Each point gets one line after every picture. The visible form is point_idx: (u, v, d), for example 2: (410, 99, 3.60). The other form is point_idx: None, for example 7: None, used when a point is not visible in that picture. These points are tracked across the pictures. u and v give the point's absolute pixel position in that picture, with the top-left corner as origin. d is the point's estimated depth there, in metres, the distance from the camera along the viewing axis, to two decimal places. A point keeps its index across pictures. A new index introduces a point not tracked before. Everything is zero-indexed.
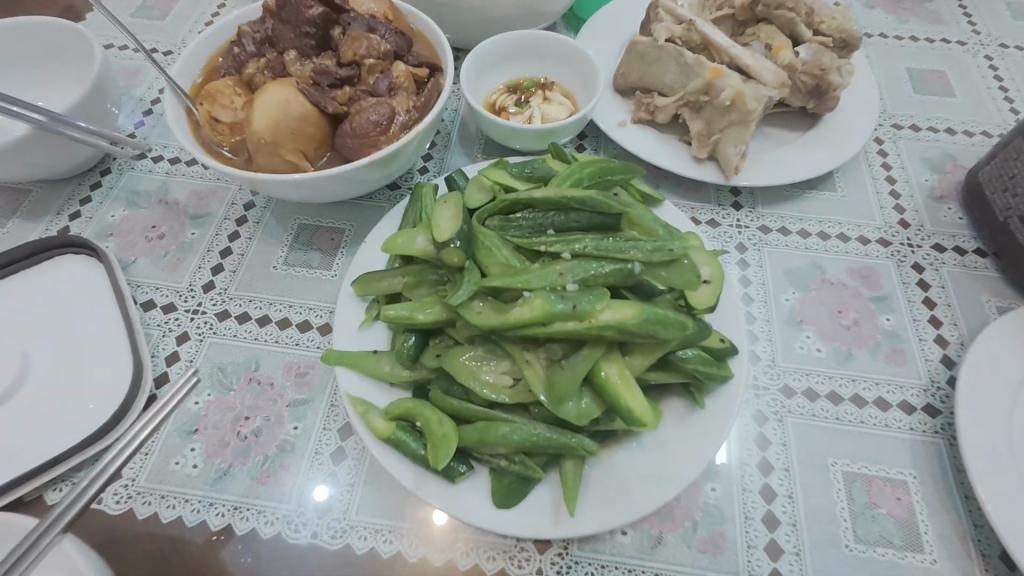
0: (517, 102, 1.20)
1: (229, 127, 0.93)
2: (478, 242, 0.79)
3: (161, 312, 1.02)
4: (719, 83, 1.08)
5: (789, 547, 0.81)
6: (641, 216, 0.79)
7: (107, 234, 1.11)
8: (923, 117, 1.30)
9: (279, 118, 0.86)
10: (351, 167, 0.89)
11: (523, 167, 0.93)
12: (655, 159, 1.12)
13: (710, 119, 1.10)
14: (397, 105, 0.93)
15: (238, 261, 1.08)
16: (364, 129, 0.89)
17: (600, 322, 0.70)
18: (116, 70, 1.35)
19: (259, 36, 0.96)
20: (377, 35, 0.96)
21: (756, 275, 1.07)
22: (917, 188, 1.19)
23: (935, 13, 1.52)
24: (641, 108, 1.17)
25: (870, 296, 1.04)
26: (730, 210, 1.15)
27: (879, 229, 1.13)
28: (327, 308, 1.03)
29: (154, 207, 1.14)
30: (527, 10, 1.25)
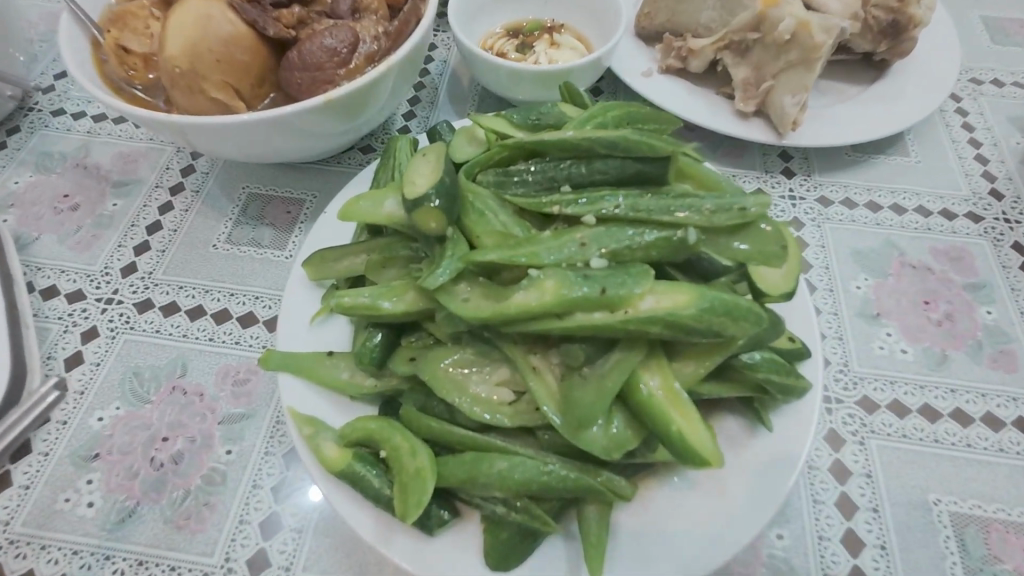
0: (518, 48, 1.00)
1: (143, 59, 0.72)
2: (467, 203, 0.57)
3: (64, 302, 0.80)
4: (774, 15, 0.86)
5: None
6: (692, 165, 0.57)
7: (6, 205, 0.89)
8: (1006, 71, 1.08)
9: (200, 39, 0.64)
10: (299, 107, 0.67)
11: (526, 112, 0.71)
12: (690, 114, 0.90)
13: (760, 63, 0.89)
14: (362, 30, 0.71)
15: (168, 238, 0.86)
16: (316, 58, 0.67)
17: (640, 314, 0.48)
18: (37, 13, 1.13)
19: None
20: None
21: (818, 257, 0.86)
22: (1007, 152, 0.97)
23: None
24: (671, 54, 0.95)
25: (963, 283, 0.83)
26: (781, 178, 0.94)
27: (966, 202, 0.91)
28: (278, 298, 0.81)
29: (69, 173, 0.92)
30: None
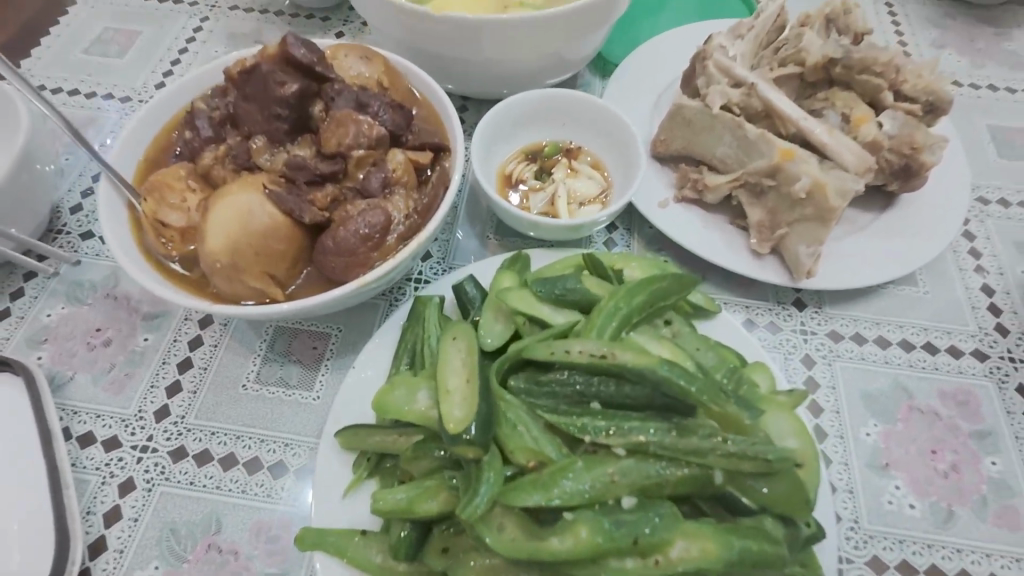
0: (538, 175, 1.02)
1: (180, 233, 0.74)
2: (500, 417, 0.60)
3: (101, 451, 0.83)
4: (792, 170, 0.87)
5: None
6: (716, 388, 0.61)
7: (40, 340, 0.92)
8: (1013, 189, 1.11)
9: (240, 235, 0.66)
10: (334, 294, 0.69)
11: (551, 287, 0.74)
12: (705, 252, 0.92)
13: (774, 207, 0.90)
14: (393, 208, 0.73)
15: (199, 378, 0.89)
16: (349, 244, 0.69)
17: (671, 562, 0.51)
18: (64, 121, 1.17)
19: (218, 115, 0.76)
20: (369, 113, 0.77)
21: (828, 400, 0.89)
22: (1013, 282, 1.00)
23: (1014, 55, 1.32)
24: (687, 184, 0.98)
25: (969, 430, 0.86)
26: (793, 310, 0.97)
27: (972, 338, 0.94)
28: (307, 444, 0.84)
29: (100, 304, 0.95)
30: (549, 63, 1.00)
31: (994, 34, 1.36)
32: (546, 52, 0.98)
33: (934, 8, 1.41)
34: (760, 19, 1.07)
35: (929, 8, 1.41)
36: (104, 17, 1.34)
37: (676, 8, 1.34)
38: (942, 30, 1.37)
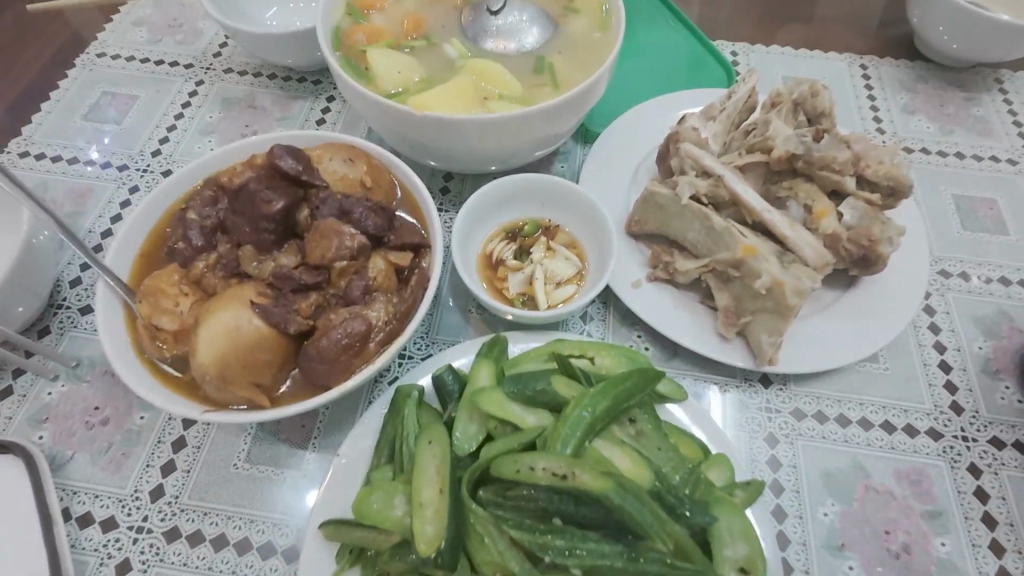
0: (517, 254, 1.06)
1: (172, 335, 0.78)
2: (472, 531, 0.68)
3: (99, 531, 0.87)
4: (754, 264, 0.92)
5: None
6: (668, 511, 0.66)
7: (41, 418, 0.96)
8: (974, 262, 1.16)
9: (229, 350, 0.71)
10: (317, 400, 0.74)
11: (522, 387, 0.80)
12: (675, 335, 0.97)
13: (739, 295, 0.95)
14: (373, 314, 0.77)
15: (192, 457, 0.93)
16: (330, 353, 0.74)
17: None
18: (63, 191, 1.21)
19: (209, 224, 0.81)
20: (351, 219, 0.82)
21: (789, 479, 0.93)
22: (970, 358, 1.05)
23: (982, 121, 1.37)
24: (659, 266, 1.03)
25: (921, 510, 0.91)
26: (758, 386, 1.01)
27: (928, 416, 0.99)
28: (294, 524, 0.88)
29: (99, 381, 1.00)
30: (532, 144, 1.02)
31: (964, 98, 1.41)
32: (529, 138, 1.00)
33: (907, 71, 1.46)
34: (731, 101, 1.11)
35: (902, 72, 1.46)
36: (102, 81, 1.39)
37: (660, 75, 1.41)
38: (913, 94, 1.42)
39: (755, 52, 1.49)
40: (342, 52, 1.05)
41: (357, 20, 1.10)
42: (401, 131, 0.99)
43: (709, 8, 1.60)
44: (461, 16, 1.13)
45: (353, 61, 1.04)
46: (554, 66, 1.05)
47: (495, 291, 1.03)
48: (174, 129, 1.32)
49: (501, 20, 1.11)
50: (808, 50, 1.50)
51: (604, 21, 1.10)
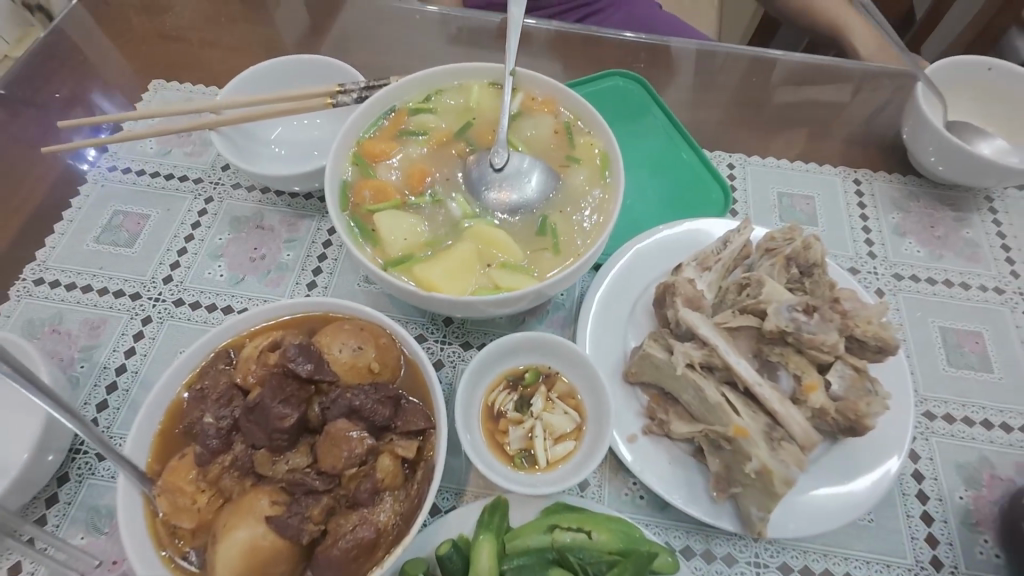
0: (519, 404, 1.10)
1: (190, 532, 0.83)
2: None
3: None
4: (743, 442, 0.95)
5: None
6: None
7: (62, 574, 1.00)
8: (958, 402, 1.20)
9: (244, 566, 0.76)
10: None
11: None
12: (668, 497, 1.01)
13: (730, 463, 0.99)
14: (381, 517, 0.81)
15: None
16: (341, 564, 0.78)
17: None
18: (79, 322, 1.25)
19: (225, 423, 0.86)
20: (359, 417, 0.85)
21: None
22: (951, 509, 1.09)
23: (970, 244, 1.41)
24: (654, 420, 1.07)
25: None
26: (748, 540, 1.04)
27: (910, 572, 1.03)
28: None
29: (115, 533, 1.04)
30: (538, 297, 1.03)
31: (954, 217, 1.44)
32: (535, 295, 1.01)
33: (898, 187, 1.49)
34: (726, 250, 1.15)
35: (894, 187, 1.49)
36: (114, 197, 1.42)
37: (657, 196, 1.44)
38: (904, 213, 1.45)
39: (751, 165, 1.52)
40: (349, 210, 1.09)
41: (365, 171, 1.13)
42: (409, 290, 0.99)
43: (709, 109, 1.61)
44: (465, 164, 1.17)
45: (359, 221, 1.08)
46: (556, 226, 1.10)
47: (495, 444, 1.07)
48: (185, 251, 1.35)
49: (503, 169, 1.14)
50: (803, 163, 1.53)
51: (605, 174, 1.13)
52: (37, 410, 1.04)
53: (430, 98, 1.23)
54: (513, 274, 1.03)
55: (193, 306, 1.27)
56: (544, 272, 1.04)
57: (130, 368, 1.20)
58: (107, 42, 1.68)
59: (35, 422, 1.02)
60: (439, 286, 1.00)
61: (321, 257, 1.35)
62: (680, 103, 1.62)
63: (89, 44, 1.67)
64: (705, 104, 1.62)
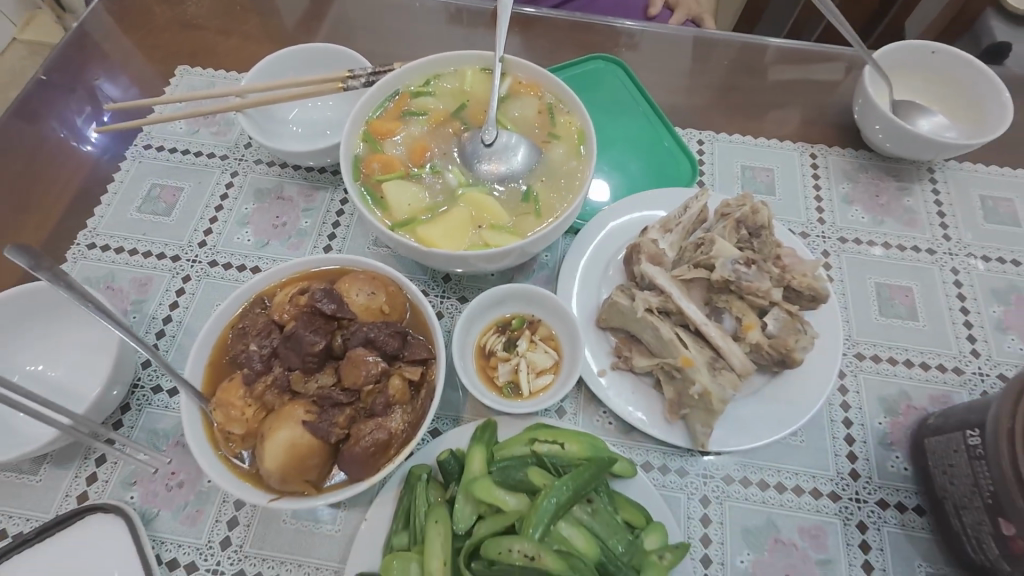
0: (506, 345, 1.30)
1: (241, 436, 1.03)
2: None
3: (185, 573, 1.15)
4: (690, 372, 1.16)
5: None
6: None
7: (131, 482, 1.22)
8: (885, 345, 1.39)
9: (287, 457, 0.96)
10: (352, 490, 0.99)
11: (507, 476, 1.06)
12: (630, 419, 1.21)
13: (680, 391, 1.19)
14: (394, 424, 1.02)
15: (251, 514, 1.20)
16: (362, 458, 0.99)
17: None
18: (129, 280, 1.45)
19: (266, 351, 1.06)
20: (373, 346, 1.05)
21: (717, 533, 1.19)
22: (870, 432, 1.29)
23: (910, 211, 1.58)
24: (620, 357, 1.27)
25: (816, 559, 1.17)
26: (698, 456, 1.25)
27: (831, 481, 1.24)
28: (333, 568, 1.16)
29: (173, 450, 1.25)
30: (521, 253, 1.22)
31: (897, 187, 1.62)
32: (519, 252, 1.20)
33: (850, 160, 1.66)
34: (686, 216, 1.33)
35: (846, 161, 1.66)
36: (150, 172, 1.61)
37: (633, 170, 1.62)
38: (853, 184, 1.63)
39: (718, 141, 1.69)
40: (360, 180, 1.27)
41: (373, 147, 1.31)
42: (412, 247, 1.18)
43: (682, 90, 1.78)
44: (460, 141, 1.35)
45: (370, 190, 1.26)
46: (538, 194, 1.28)
47: (487, 377, 1.27)
48: (216, 219, 1.54)
49: (493, 145, 1.32)
50: (765, 139, 1.70)
51: (580, 149, 1.32)
52: (104, 349, 1.25)
53: (429, 82, 1.40)
54: (501, 234, 1.22)
55: (225, 267, 1.47)
56: (527, 232, 1.23)
57: (175, 319, 1.41)
58: (134, 30, 1.84)
59: (105, 359, 1.23)
60: (438, 243, 1.20)
61: (335, 224, 1.53)
62: (657, 84, 1.78)
63: (119, 34, 1.83)
64: (680, 85, 1.78)
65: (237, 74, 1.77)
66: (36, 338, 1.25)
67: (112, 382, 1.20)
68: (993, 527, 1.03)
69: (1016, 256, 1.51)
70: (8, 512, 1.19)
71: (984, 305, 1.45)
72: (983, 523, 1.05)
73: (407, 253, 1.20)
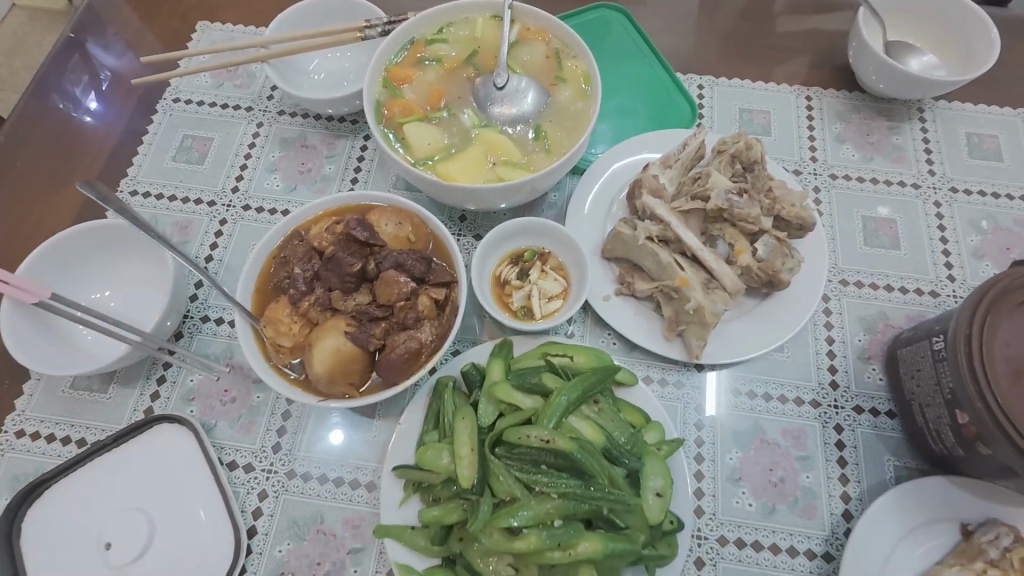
0: (519, 275, 1.43)
1: (290, 349, 1.18)
2: (492, 471, 1.10)
3: (243, 472, 1.32)
4: (686, 291, 1.29)
5: None
6: (611, 470, 1.09)
7: (190, 398, 1.38)
8: (868, 273, 1.51)
9: (333, 362, 1.11)
10: (389, 392, 1.14)
11: (524, 381, 1.21)
12: (632, 336, 1.35)
13: (678, 310, 1.33)
14: (424, 336, 1.16)
15: (297, 423, 1.36)
16: (397, 364, 1.13)
17: (578, 553, 1.00)
18: (171, 223, 1.58)
19: (308, 275, 1.19)
20: (403, 269, 1.18)
21: (709, 435, 1.34)
22: (850, 348, 1.43)
23: (898, 148, 1.67)
24: (623, 283, 1.40)
25: (796, 456, 1.33)
26: (693, 371, 1.39)
27: (813, 391, 1.39)
28: (372, 467, 1.32)
29: (224, 371, 1.41)
30: (532, 189, 1.33)
31: (888, 127, 1.70)
32: (530, 187, 1.32)
33: (843, 101, 1.74)
34: (685, 152, 1.43)
35: (840, 102, 1.74)
36: (182, 124, 1.71)
37: (636, 114, 1.71)
38: (846, 124, 1.71)
39: (718, 85, 1.77)
40: (383, 123, 1.38)
41: (392, 92, 1.41)
42: (433, 183, 1.30)
43: (685, 36, 1.84)
44: (473, 85, 1.44)
45: (392, 131, 1.37)
46: (547, 133, 1.38)
47: (503, 304, 1.41)
48: (246, 166, 1.66)
49: (504, 88, 1.41)
50: (763, 82, 1.77)
51: (585, 91, 1.41)
52: (158, 282, 1.39)
53: (442, 30, 1.48)
54: (513, 170, 1.33)
55: (258, 210, 1.59)
56: (537, 168, 1.34)
57: (216, 258, 1.54)
58: None
59: (160, 290, 1.37)
60: (456, 179, 1.31)
61: (357, 169, 1.64)
62: (660, 31, 1.84)
63: None
64: (682, 32, 1.84)
65: (256, 29, 1.85)
66: (94, 271, 1.39)
67: (168, 313, 1.33)
68: (950, 419, 1.18)
69: (996, 189, 1.61)
70: (83, 424, 1.36)
71: (963, 235, 1.56)
72: (942, 416, 1.20)
73: (429, 189, 1.32)
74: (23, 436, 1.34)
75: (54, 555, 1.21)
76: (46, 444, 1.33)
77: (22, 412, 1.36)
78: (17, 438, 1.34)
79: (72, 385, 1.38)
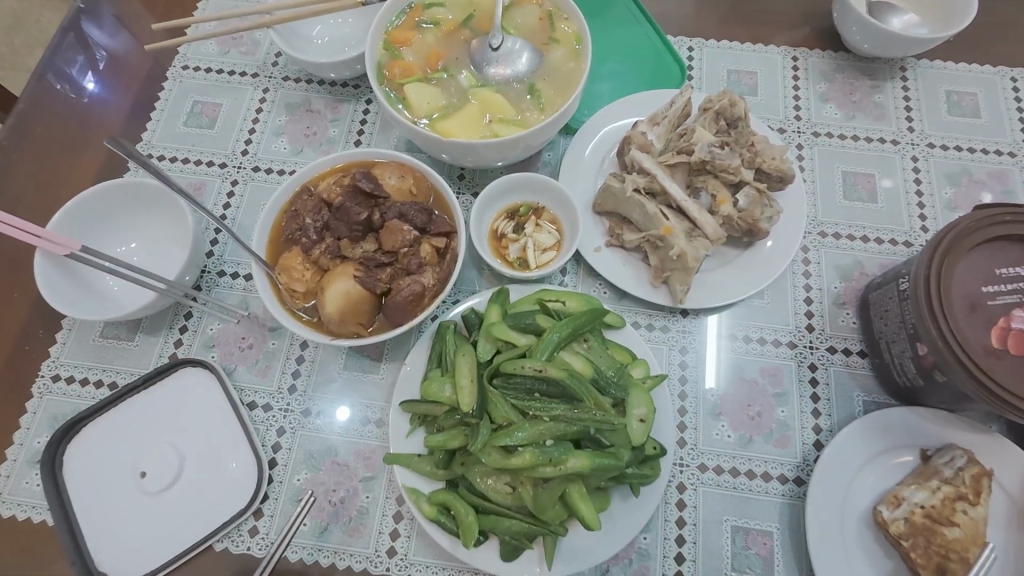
0: (515, 229, 1.51)
1: (303, 293, 1.28)
2: (489, 400, 1.21)
3: (262, 411, 1.44)
4: (670, 239, 1.38)
5: (689, 556, 1.30)
6: (599, 397, 1.20)
7: (210, 345, 1.49)
8: (846, 225, 1.59)
9: (344, 304, 1.21)
10: (396, 331, 1.24)
11: (519, 321, 1.31)
12: (621, 283, 1.45)
13: (664, 258, 1.42)
14: (426, 280, 1.25)
15: (310, 366, 1.47)
16: (403, 306, 1.23)
17: (568, 467, 1.11)
18: (186, 184, 1.67)
19: (318, 225, 1.29)
20: (406, 219, 1.28)
21: (692, 374, 1.45)
22: (826, 295, 1.52)
23: (879, 106, 1.74)
24: (613, 235, 1.49)
25: (773, 393, 1.43)
26: (678, 316, 1.49)
27: (790, 333, 1.48)
28: (380, 405, 1.44)
29: (241, 321, 1.51)
30: (525, 145, 1.42)
31: (870, 86, 1.76)
32: (524, 143, 1.40)
33: (828, 62, 1.80)
34: (672, 110, 1.50)
35: (825, 62, 1.80)
36: (192, 90, 1.78)
37: (627, 75, 1.77)
38: (830, 83, 1.77)
39: (707, 47, 1.83)
40: (385, 84, 1.45)
41: (393, 54, 1.48)
42: (432, 140, 1.38)
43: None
44: (470, 47, 1.51)
45: (393, 91, 1.45)
46: (540, 91, 1.46)
47: (500, 256, 1.50)
48: (254, 130, 1.73)
49: (499, 50, 1.48)
50: (751, 44, 1.83)
51: (577, 51, 1.48)
52: (177, 237, 1.48)
53: None
54: (508, 126, 1.41)
55: (268, 171, 1.68)
56: (530, 124, 1.42)
57: (229, 216, 1.63)
58: None
59: (180, 244, 1.47)
60: (455, 135, 1.40)
61: (360, 132, 1.72)
62: None
63: None
64: None
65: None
66: (117, 228, 1.48)
67: (189, 265, 1.43)
68: (912, 351, 1.28)
69: (971, 144, 1.68)
70: (114, 369, 1.47)
71: (937, 188, 1.63)
72: (906, 350, 1.30)
73: (428, 147, 1.40)
74: (58, 380, 1.45)
75: (94, 482, 1.34)
76: (81, 387, 1.45)
77: (56, 358, 1.48)
78: (54, 382, 1.45)
79: (100, 334, 1.50)
